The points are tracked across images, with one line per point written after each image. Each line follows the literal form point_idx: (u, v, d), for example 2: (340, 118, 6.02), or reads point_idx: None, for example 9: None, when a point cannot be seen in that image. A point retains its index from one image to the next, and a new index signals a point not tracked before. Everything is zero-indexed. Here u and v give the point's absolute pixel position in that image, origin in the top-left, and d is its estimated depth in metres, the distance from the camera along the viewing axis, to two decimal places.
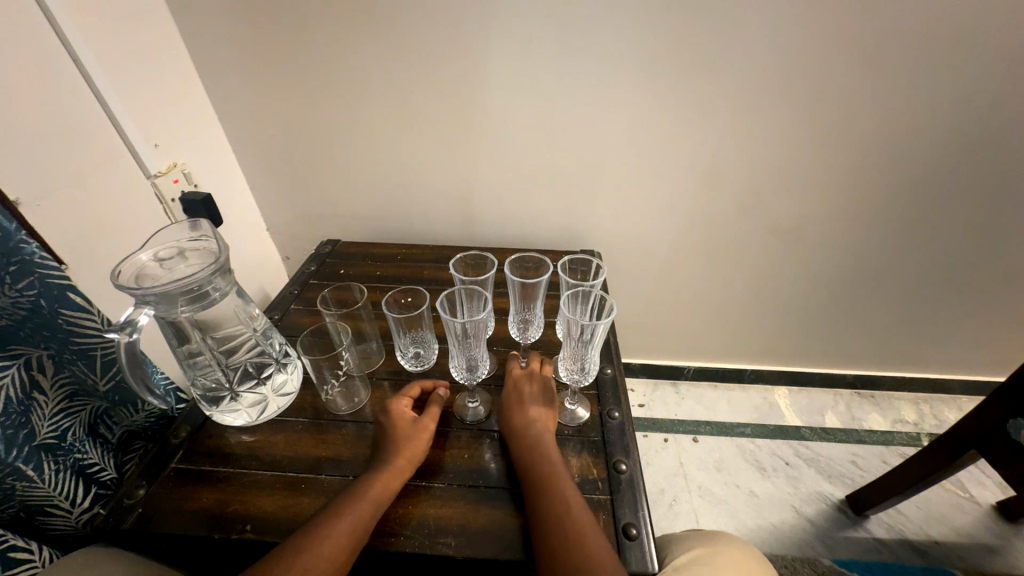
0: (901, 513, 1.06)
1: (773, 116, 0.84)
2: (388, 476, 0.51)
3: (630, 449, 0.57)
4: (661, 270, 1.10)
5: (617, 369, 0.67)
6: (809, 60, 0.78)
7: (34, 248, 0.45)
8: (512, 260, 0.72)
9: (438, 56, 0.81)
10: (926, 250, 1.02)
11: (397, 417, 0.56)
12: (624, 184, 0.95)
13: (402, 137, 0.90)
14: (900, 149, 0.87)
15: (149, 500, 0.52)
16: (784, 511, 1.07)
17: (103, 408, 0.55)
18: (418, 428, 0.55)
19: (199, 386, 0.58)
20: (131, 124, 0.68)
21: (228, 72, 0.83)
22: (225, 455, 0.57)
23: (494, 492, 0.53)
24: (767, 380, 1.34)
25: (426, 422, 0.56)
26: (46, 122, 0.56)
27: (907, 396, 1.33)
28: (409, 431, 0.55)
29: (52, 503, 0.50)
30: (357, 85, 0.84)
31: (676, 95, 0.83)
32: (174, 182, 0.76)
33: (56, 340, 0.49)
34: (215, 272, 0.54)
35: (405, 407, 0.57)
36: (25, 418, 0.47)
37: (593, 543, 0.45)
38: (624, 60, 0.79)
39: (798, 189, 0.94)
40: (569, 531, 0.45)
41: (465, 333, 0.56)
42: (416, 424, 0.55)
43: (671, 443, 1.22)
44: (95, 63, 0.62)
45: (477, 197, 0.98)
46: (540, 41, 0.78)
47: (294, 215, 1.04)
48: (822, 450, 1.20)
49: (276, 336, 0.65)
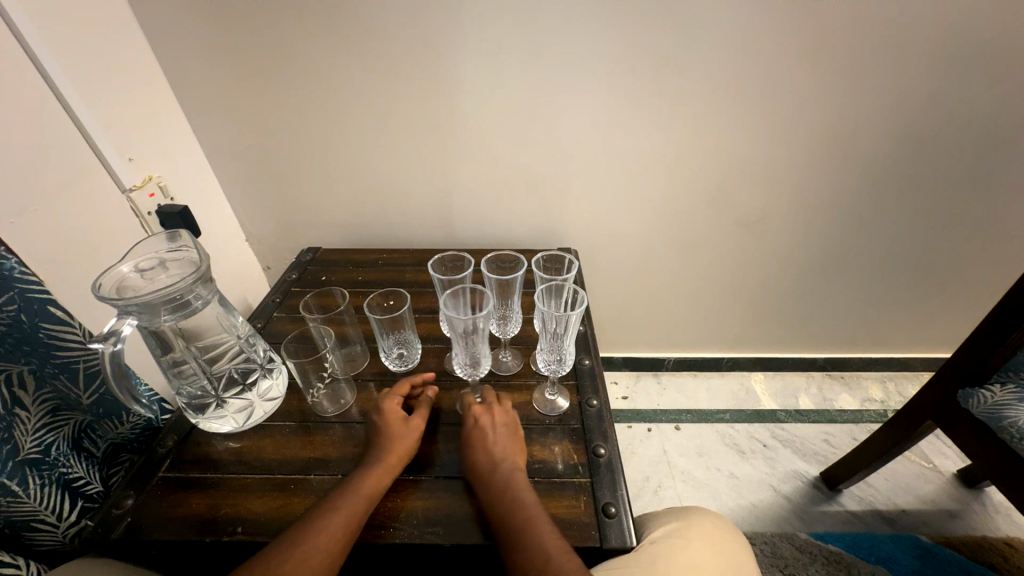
0: (870, 486, 1.12)
1: (733, 116, 0.89)
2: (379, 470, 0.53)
3: (608, 434, 0.60)
4: (637, 265, 1.14)
5: (594, 360, 0.70)
6: (763, 62, 0.83)
7: (13, 262, 0.46)
8: (488, 260, 0.74)
9: (411, 64, 0.83)
10: (881, 236, 1.09)
11: (390, 414, 0.57)
12: (597, 183, 0.99)
13: (379, 143, 0.92)
14: (850, 144, 0.93)
15: (138, 509, 0.53)
16: (763, 490, 1.12)
17: (87, 421, 0.56)
18: (411, 426, 0.57)
19: (184, 395, 0.59)
20: (104, 138, 0.69)
21: (202, 84, 0.84)
22: (213, 462, 0.57)
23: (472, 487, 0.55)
24: (744, 367, 1.39)
25: (416, 421, 0.58)
26: (19, 138, 0.57)
27: (873, 375, 1.40)
28: (400, 429, 0.56)
29: (38, 518, 0.50)
30: (333, 94, 0.86)
31: (641, 97, 0.87)
32: (150, 196, 0.77)
33: (37, 355, 0.49)
34: (197, 281, 0.55)
35: (396, 405, 0.59)
36: (8, 433, 0.48)
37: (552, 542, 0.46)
38: (591, 64, 0.83)
39: (760, 182, 0.99)
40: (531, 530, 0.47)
41: (468, 331, 0.57)
42: (408, 423, 0.57)
43: (654, 432, 1.26)
44: (66, 79, 0.62)
45: (456, 200, 1.01)
46: (510, 48, 0.81)
47: (274, 224, 1.04)
48: (797, 431, 1.26)
49: (260, 342, 0.66)
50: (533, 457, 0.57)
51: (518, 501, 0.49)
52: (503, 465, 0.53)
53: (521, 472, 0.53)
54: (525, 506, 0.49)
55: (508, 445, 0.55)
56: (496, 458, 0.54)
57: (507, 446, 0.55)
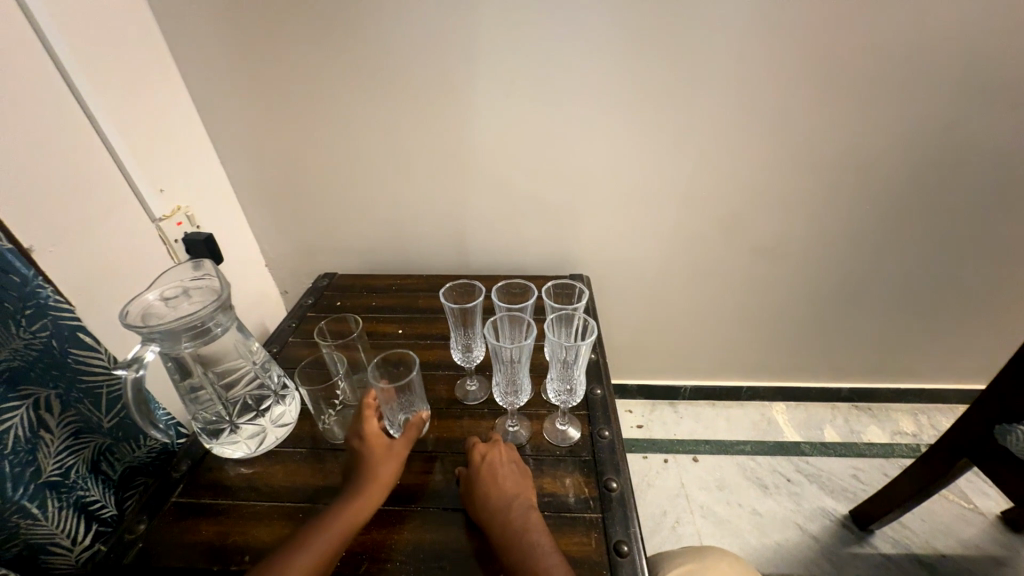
0: (905, 527, 1.05)
1: (741, 144, 0.90)
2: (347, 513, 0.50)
3: (620, 467, 0.58)
4: (650, 291, 1.13)
5: (606, 389, 0.69)
6: (767, 92, 0.85)
7: (49, 292, 0.48)
8: (499, 288, 0.74)
9: (426, 99, 0.87)
10: (902, 263, 1.06)
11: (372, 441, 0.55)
12: (607, 211, 1.00)
13: (395, 174, 0.96)
14: (863, 170, 0.93)
15: (149, 535, 0.53)
16: (788, 529, 1.06)
17: (106, 444, 0.57)
18: (392, 454, 0.55)
19: (199, 420, 0.59)
20: (139, 172, 0.73)
21: (231, 120, 0.90)
22: (225, 488, 0.58)
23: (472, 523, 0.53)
24: (764, 396, 1.34)
25: (399, 448, 0.56)
26: (63, 172, 0.61)
27: (904, 407, 1.33)
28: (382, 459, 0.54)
29: (53, 541, 0.51)
30: (353, 128, 0.90)
31: (649, 128, 0.89)
32: (178, 224, 0.81)
33: (64, 379, 0.51)
34: (217, 309, 0.57)
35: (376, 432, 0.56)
36: (32, 456, 0.49)
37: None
38: (598, 96, 0.86)
39: (773, 208, 0.98)
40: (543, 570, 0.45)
41: (512, 358, 0.56)
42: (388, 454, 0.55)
43: (671, 464, 1.22)
44: (108, 119, 0.68)
45: (468, 227, 1.03)
46: (520, 83, 0.85)
47: (293, 251, 1.08)
48: (822, 465, 1.20)
49: (274, 368, 0.67)
50: (543, 490, 0.56)
51: (529, 542, 0.48)
52: (515, 503, 0.52)
53: (534, 513, 0.52)
54: (536, 545, 0.48)
55: (519, 481, 0.54)
56: (507, 495, 0.52)
57: (517, 484, 0.54)
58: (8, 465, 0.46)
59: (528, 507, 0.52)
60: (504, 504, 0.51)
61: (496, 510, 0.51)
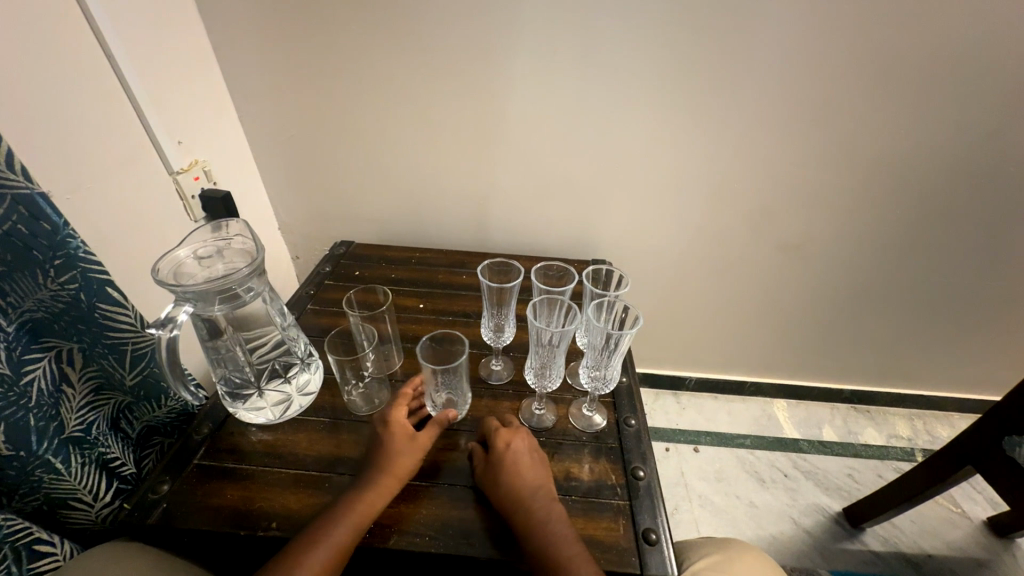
0: (895, 526, 1.08)
1: (780, 138, 0.88)
2: (365, 503, 0.49)
3: (647, 456, 0.59)
4: (668, 281, 1.12)
5: (632, 378, 0.69)
6: (816, 86, 0.81)
7: (79, 243, 0.46)
8: (536, 269, 0.73)
9: (460, 66, 0.83)
10: (923, 271, 1.06)
11: (398, 430, 0.54)
12: (635, 197, 0.97)
13: (420, 143, 0.92)
14: (900, 175, 0.91)
15: (173, 496, 0.52)
16: (782, 521, 1.09)
17: (127, 402, 0.56)
18: (415, 445, 0.54)
19: (226, 382, 0.59)
20: (158, 122, 0.69)
21: (252, 73, 0.85)
22: (247, 453, 0.57)
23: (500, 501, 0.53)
24: (766, 393, 1.36)
25: (423, 440, 0.55)
26: (79, 114, 0.57)
27: (901, 411, 1.36)
28: (403, 446, 0.53)
29: (75, 496, 0.50)
30: (380, 91, 0.86)
31: (689, 114, 0.86)
32: (195, 179, 0.77)
33: (89, 334, 0.49)
34: (251, 273, 0.55)
35: (404, 419, 0.56)
36: (55, 410, 0.47)
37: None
38: (641, 76, 0.82)
39: (803, 206, 0.97)
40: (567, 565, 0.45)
41: (549, 341, 0.56)
42: (414, 443, 0.54)
43: (672, 453, 1.24)
44: (128, 62, 0.63)
45: (491, 204, 1.00)
46: (561, 55, 0.81)
47: (309, 216, 1.04)
48: (819, 463, 1.23)
49: (302, 336, 0.65)
50: (569, 475, 0.56)
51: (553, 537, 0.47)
52: (540, 495, 0.51)
53: (558, 505, 0.51)
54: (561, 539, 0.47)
55: (541, 471, 0.54)
56: (532, 486, 0.52)
57: (540, 474, 0.53)
58: (34, 418, 0.45)
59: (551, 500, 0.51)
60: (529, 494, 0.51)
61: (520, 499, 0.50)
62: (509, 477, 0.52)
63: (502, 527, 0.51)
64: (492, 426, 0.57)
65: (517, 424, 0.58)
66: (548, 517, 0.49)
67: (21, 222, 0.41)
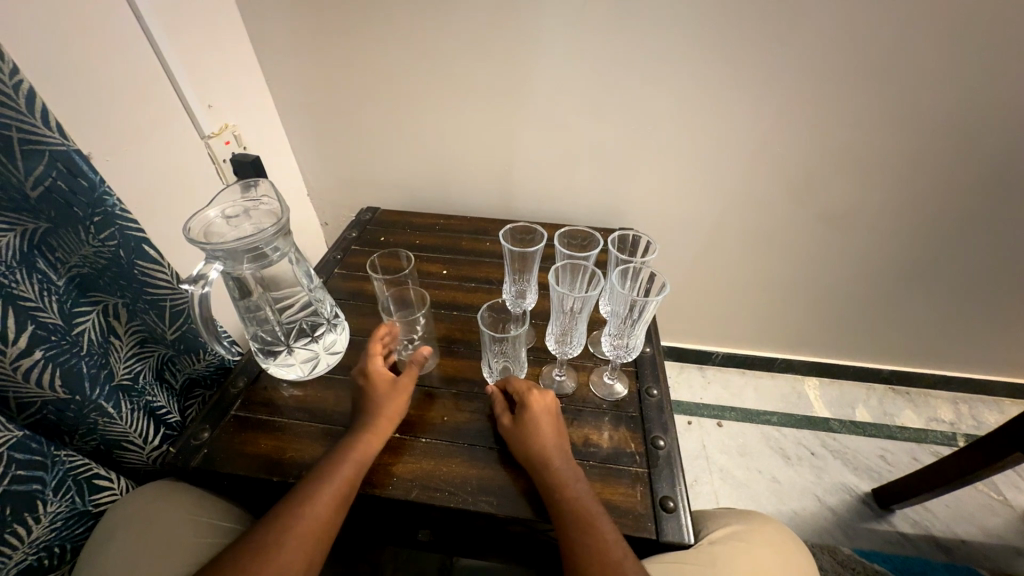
0: (926, 510, 1.05)
1: (838, 97, 0.79)
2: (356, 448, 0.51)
3: (668, 426, 0.58)
4: (698, 251, 1.08)
5: (656, 349, 0.68)
6: (882, 36, 0.72)
7: (116, 201, 0.48)
8: (561, 234, 0.72)
9: (487, 22, 0.78)
10: (988, 246, 0.96)
11: (377, 378, 0.56)
12: (668, 162, 0.92)
13: (445, 106, 0.89)
14: (976, 139, 0.81)
15: (213, 443, 0.56)
16: (806, 498, 1.08)
17: (169, 355, 0.59)
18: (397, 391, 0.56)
19: (258, 339, 0.61)
20: (188, 86, 0.70)
21: (276, 34, 0.83)
22: (279, 407, 0.60)
23: (511, 457, 0.55)
24: (798, 370, 1.31)
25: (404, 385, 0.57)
26: (112, 77, 0.58)
27: (945, 395, 1.28)
28: (385, 392, 0.55)
29: (128, 439, 0.54)
30: (405, 51, 0.83)
31: (735, 71, 0.79)
32: (226, 143, 0.78)
33: (131, 290, 0.52)
34: (277, 233, 0.55)
35: (381, 368, 0.57)
36: (105, 359, 0.51)
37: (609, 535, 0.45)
38: (683, 29, 0.75)
39: (856, 174, 0.88)
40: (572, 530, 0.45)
41: (571, 307, 0.55)
42: (396, 387, 0.56)
43: (695, 426, 1.23)
44: (157, 24, 0.63)
45: (517, 170, 0.97)
46: (596, 7, 0.75)
47: (335, 182, 1.05)
48: (849, 442, 1.19)
49: (327, 297, 0.66)
50: (587, 440, 0.56)
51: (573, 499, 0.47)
52: (557, 459, 0.50)
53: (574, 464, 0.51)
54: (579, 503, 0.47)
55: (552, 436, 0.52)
56: (548, 447, 0.51)
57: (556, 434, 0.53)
58: (86, 365, 0.48)
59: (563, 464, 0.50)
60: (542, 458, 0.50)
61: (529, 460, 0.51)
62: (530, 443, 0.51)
63: (519, 480, 0.52)
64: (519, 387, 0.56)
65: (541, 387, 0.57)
66: (570, 476, 0.49)
67: (61, 177, 0.43)
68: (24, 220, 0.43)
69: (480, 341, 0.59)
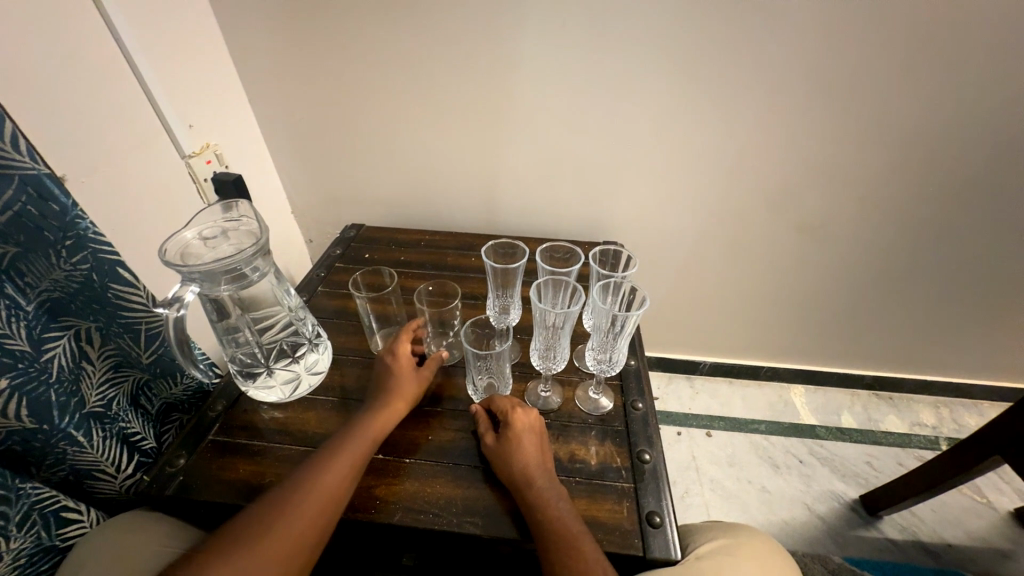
0: (914, 515, 1.06)
1: (808, 112, 0.83)
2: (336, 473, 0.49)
3: (654, 440, 0.58)
4: (682, 263, 1.09)
5: (641, 361, 0.68)
6: (846, 56, 0.76)
7: (89, 224, 0.48)
8: (543, 249, 0.73)
9: (468, 44, 0.80)
10: (958, 253, 1.00)
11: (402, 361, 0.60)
12: (648, 177, 0.94)
13: (429, 125, 0.90)
14: (940, 151, 0.85)
15: (189, 470, 0.54)
16: (796, 507, 1.08)
17: (145, 379, 0.58)
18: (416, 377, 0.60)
19: (236, 362, 0.60)
20: (169, 106, 0.69)
21: (260, 56, 0.84)
22: (259, 430, 0.59)
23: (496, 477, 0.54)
24: (783, 378, 1.33)
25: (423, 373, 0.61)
26: (90, 99, 0.58)
27: (927, 399, 1.31)
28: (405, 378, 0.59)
29: (99, 467, 0.52)
30: (388, 71, 0.84)
31: (709, 87, 0.81)
32: (207, 163, 0.78)
33: (105, 314, 0.52)
34: (256, 253, 0.55)
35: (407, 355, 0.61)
36: (76, 386, 0.49)
37: (592, 554, 0.45)
38: (658, 49, 0.78)
39: (829, 185, 0.91)
40: (554, 545, 0.45)
41: (554, 323, 0.55)
42: (415, 376, 0.60)
43: (684, 437, 1.23)
44: (138, 46, 0.63)
45: (501, 186, 0.98)
46: (574, 30, 0.77)
47: (319, 200, 1.05)
48: (836, 449, 1.20)
49: (309, 316, 0.65)
50: (574, 456, 0.56)
51: (556, 520, 0.47)
52: (540, 481, 0.50)
53: (558, 484, 0.50)
54: (562, 521, 0.47)
55: (536, 453, 0.52)
56: (532, 467, 0.51)
57: (539, 453, 0.52)
58: (56, 394, 0.47)
59: (546, 484, 0.50)
60: (526, 479, 0.50)
61: (514, 481, 0.50)
62: (513, 460, 0.51)
63: (505, 500, 0.52)
64: (504, 406, 0.56)
65: (527, 404, 0.57)
66: (554, 496, 0.49)
67: (31, 203, 0.42)
68: None
69: (464, 359, 0.59)
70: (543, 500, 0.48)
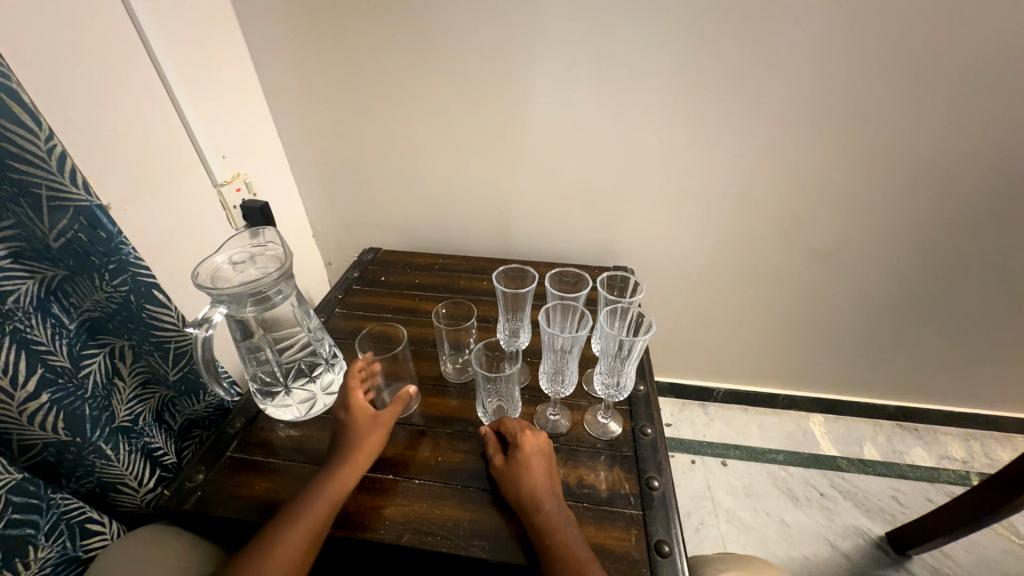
0: (945, 554, 1.01)
1: (813, 142, 0.85)
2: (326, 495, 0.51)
3: (662, 466, 0.58)
4: (693, 287, 1.09)
5: (649, 386, 0.69)
6: (846, 89, 0.79)
7: (130, 249, 0.51)
8: (552, 274, 0.75)
9: (482, 81, 0.85)
10: (976, 280, 0.98)
11: (356, 413, 0.58)
12: (657, 203, 0.96)
13: (444, 154, 0.95)
14: (948, 179, 0.85)
15: (207, 485, 0.56)
16: (817, 543, 1.03)
17: (170, 396, 0.60)
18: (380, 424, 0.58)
19: (257, 380, 0.62)
20: (206, 140, 0.75)
21: (290, 93, 0.91)
22: (274, 448, 0.60)
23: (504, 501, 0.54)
24: (801, 406, 1.29)
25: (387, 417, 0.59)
26: (139, 135, 0.63)
27: (954, 432, 1.26)
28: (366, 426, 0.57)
29: (123, 481, 0.54)
30: (408, 106, 0.90)
31: (716, 118, 0.84)
32: (236, 190, 0.83)
33: (138, 333, 0.54)
34: (280, 277, 0.58)
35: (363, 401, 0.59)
36: (108, 401, 0.52)
37: None
38: (663, 84, 0.82)
39: (838, 212, 0.92)
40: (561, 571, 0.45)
41: (562, 348, 0.57)
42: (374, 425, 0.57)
43: (698, 466, 1.20)
44: (182, 87, 0.70)
45: (513, 212, 1.01)
46: (582, 67, 0.82)
47: (339, 224, 1.10)
48: (859, 482, 1.15)
49: (326, 337, 0.68)
50: (581, 481, 0.56)
51: (563, 546, 0.47)
52: (547, 506, 0.50)
53: (566, 510, 0.50)
54: (569, 547, 0.47)
55: (543, 476, 0.52)
56: (540, 492, 0.51)
57: (547, 477, 0.53)
58: (88, 408, 0.49)
59: (555, 509, 0.50)
60: (534, 503, 0.50)
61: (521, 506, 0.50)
62: (521, 485, 0.52)
63: (513, 524, 0.52)
64: (513, 429, 0.56)
65: (535, 427, 0.58)
66: (561, 521, 0.49)
67: (82, 229, 0.46)
68: (43, 268, 0.45)
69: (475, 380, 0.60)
70: (550, 526, 0.48)
